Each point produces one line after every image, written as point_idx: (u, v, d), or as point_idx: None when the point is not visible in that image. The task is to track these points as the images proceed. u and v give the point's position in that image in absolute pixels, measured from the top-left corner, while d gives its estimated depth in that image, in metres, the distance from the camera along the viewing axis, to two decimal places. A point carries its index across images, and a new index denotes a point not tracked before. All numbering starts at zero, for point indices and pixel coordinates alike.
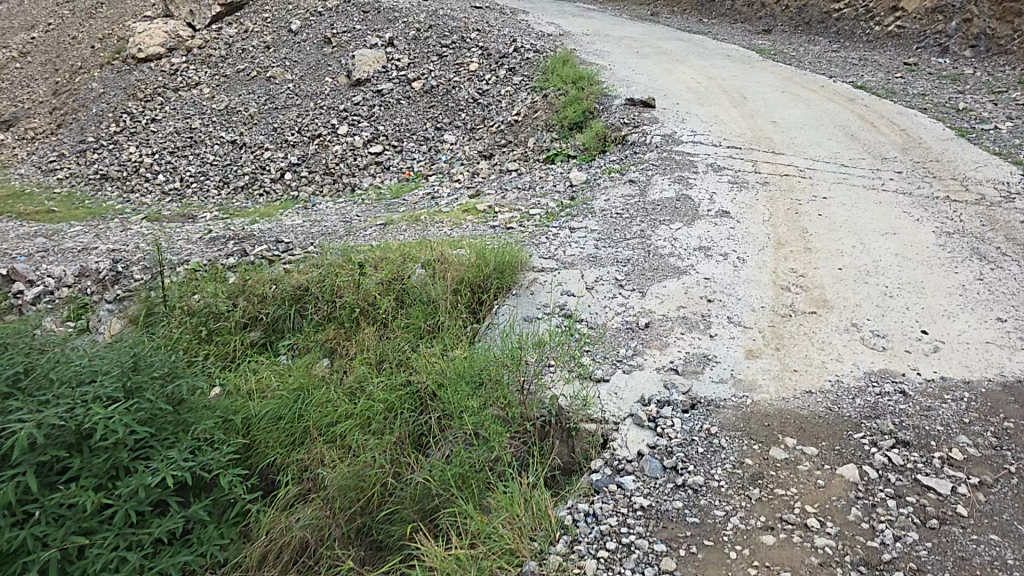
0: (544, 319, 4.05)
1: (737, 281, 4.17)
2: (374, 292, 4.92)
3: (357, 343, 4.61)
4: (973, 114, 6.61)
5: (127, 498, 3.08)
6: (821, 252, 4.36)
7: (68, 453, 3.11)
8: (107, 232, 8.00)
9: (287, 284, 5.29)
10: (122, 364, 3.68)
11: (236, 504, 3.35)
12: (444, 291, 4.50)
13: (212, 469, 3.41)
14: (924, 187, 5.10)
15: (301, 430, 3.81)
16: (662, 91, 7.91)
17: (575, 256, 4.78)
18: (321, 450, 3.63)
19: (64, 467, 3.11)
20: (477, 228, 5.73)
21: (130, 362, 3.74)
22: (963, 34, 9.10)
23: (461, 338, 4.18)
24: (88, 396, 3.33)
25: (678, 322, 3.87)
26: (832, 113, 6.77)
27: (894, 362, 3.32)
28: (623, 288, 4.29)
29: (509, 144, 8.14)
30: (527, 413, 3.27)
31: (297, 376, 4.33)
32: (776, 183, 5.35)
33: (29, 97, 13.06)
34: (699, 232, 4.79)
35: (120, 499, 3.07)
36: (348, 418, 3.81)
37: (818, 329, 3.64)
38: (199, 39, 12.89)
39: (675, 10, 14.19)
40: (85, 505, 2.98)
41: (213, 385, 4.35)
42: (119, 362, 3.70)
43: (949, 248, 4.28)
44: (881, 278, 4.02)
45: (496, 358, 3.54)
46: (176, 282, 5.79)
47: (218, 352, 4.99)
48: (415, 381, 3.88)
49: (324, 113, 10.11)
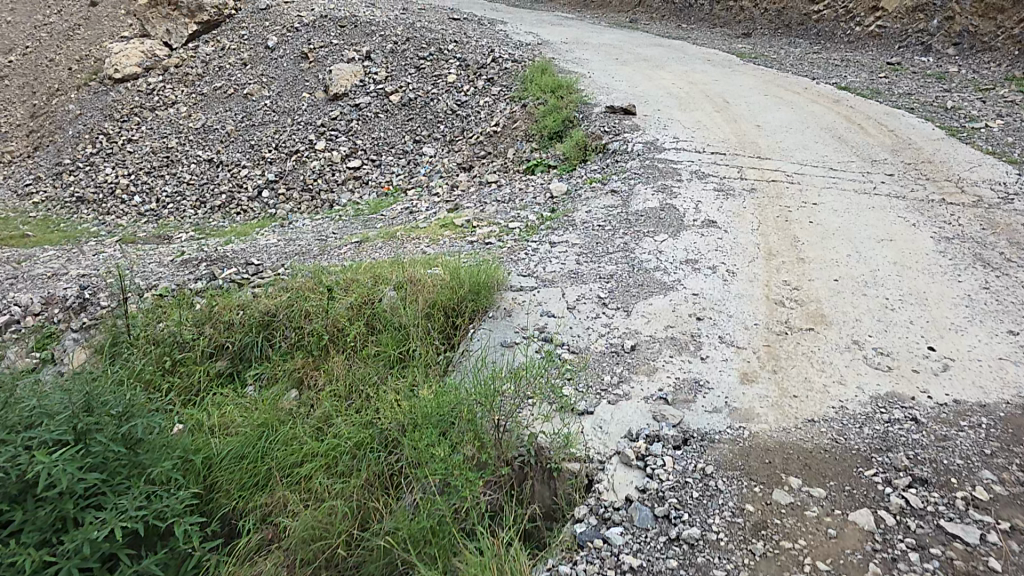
0: (522, 345, 3.73)
1: (727, 296, 3.89)
2: (342, 317, 4.57)
3: (324, 374, 4.25)
4: (962, 112, 6.45)
5: (72, 554, 2.65)
6: (815, 262, 4.10)
7: (9, 506, 2.72)
8: (79, 256, 7.62)
9: (253, 309, 4.94)
10: (72, 404, 3.24)
11: (193, 556, 2.91)
12: (416, 316, 4.17)
13: (167, 517, 2.98)
14: (918, 190, 4.89)
15: (263, 472, 3.44)
16: (643, 97, 7.73)
17: (555, 272, 4.48)
18: (283, 496, 3.25)
19: (6, 521, 2.72)
20: (454, 244, 5.42)
21: (81, 401, 3.29)
22: (946, 31, 9.03)
23: (434, 368, 3.85)
24: (32, 442, 2.93)
25: (666, 343, 3.58)
26: (817, 115, 6.59)
27: (902, 385, 3.04)
28: (607, 306, 3.99)
29: (489, 155, 7.91)
30: (503, 452, 2.92)
31: (260, 410, 3.95)
32: (764, 190, 5.11)
33: (5, 120, 12.64)
34: (686, 243, 4.53)
35: (64, 556, 2.64)
36: (312, 459, 3.45)
37: (817, 347, 3.36)
38: (176, 58, 12.57)
39: (655, 16, 14.13)
40: (22, 565, 2.55)
41: (177, 423, 3.94)
42: (68, 402, 3.26)
43: (950, 254, 4.04)
44: (881, 288, 3.77)
45: (467, 390, 3.22)
46: (142, 308, 5.40)
47: (183, 386, 4.62)
48: (381, 415, 3.51)
49: (301, 129, 9.82)
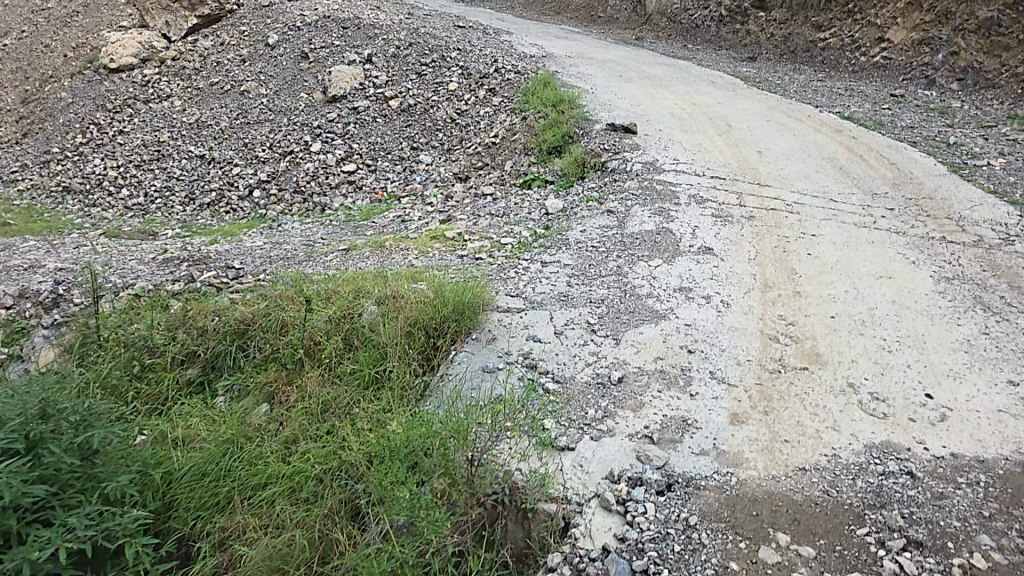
0: (505, 371, 3.56)
1: (720, 328, 3.76)
2: (322, 331, 4.37)
3: (297, 390, 4.04)
4: (965, 148, 6.42)
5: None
6: (811, 296, 3.98)
7: None
8: (59, 248, 7.38)
9: (230, 315, 4.73)
10: (26, 408, 2.91)
11: None
12: (397, 334, 3.98)
13: (117, 539, 2.73)
14: (918, 227, 4.80)
15: (224, 492, 3.19)
16: (644, 116, 7.65)
17: (545, 294, 4.33)
18: (242, 521, 3.00)
19: None
20: (444, 257, 5.26)
21: (37, 403, 2.96)
22: (950, 66, 9.06)
23: (412, 392, 3.67)
24: None
25: (655, 376, 3.43)
26: (818, 144, 6.53)
27: (897, 434, 2.91)
28: (596, 333, 3.84)
29: (486, 166, 7.79)
30: (477, 489, 2.71)
31: (226, 424, 3.72)
32: (761, 218, 5.01)
33: None
34: (680, 270, 4.40)
35: None
36: (274, 482, 3.21)
37: (810, 388, 3.22)
38: (174, 50, 12.36)
39: (659, 35, 14.17)
40: None
41: (144, 430, 3.64)
42: (22, 405, 2.93)
43: (949, 296, 3.94)
44: (878, 329, 3.65)
45: (443, 419, 3.03)
46: (115, 309, 5.16)
47: (149, 394, 4.36)
48: (353, 439, 3.31)
49: (297, 129, 9.65)
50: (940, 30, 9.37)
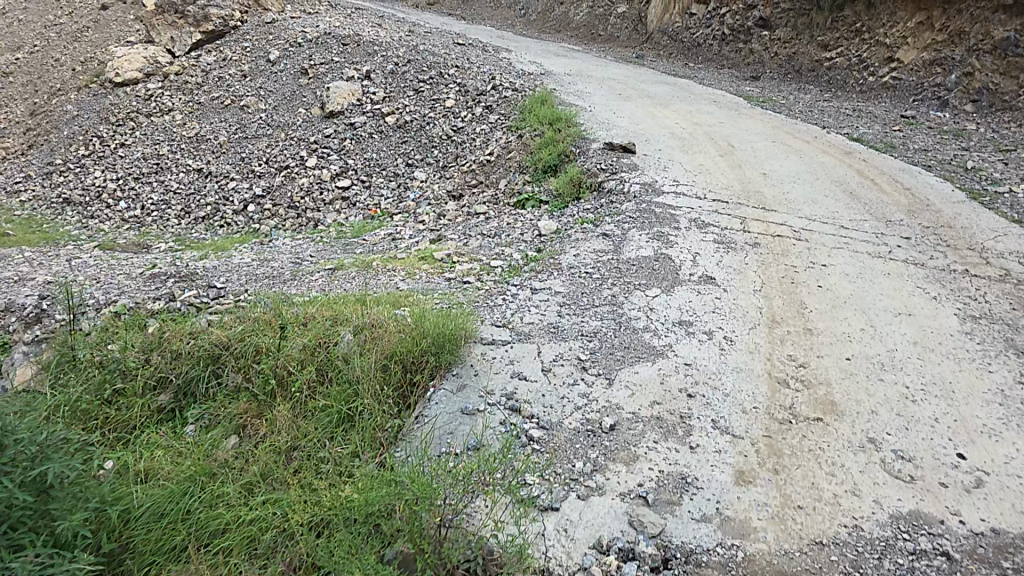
0: (485, 414, 3.22)
1: (723, 369, 3.42)
2: (293, 360, 3.83)
3: (266, 422, 3.54)
4: (984, 174, 6.12)
5: None
6: (824, 334, 3.64)
7: None
8: (52, 260, 7.14)
9: (205, 338, 4.18)
10: None
11: None
12: (370, 367, 3.55)
13: None
14: (937, 258, 4.47)
15: (178, 540, 2.67)
16: (643, 136, 7.42)
17: (533, 325, 4.00)
18: (194, 572, 2.50)
19: None
20: (430, 280, 4.95)
21: None
22: (964, 87, 8.81)
23: (382, 436, 3.25)
24: None
25: (651, 424, 3.08)
26: (827, 167, 6.24)
27: (928, 503, 2.58)
28: (586, 371, 3.50)
29: (481, 185, 7.57)
30: (444, 558, 2.33)
31: (190, 459, 3.23)
32: (768, 245, 4.70)
33: (5, 116, 12.33)
34: (680, 302, 4.07)
35: None
36: (229, 530, 2.73)
37: (825, 444, 2.89)
38: (178, 65, 12.21)
39: (661, 54, 14.10)
40: None
41: (105, 460, 3.22)
42: None
43: (977, 337, 3.60)
44: (900, 373, 3.31)
45: (414, 472, 2.64)
46: (91, 329, 4.75)
47: (118, 421, 3.86)
48: (316, 488, 2.89)
49: (294, 144, 9.49)
50: (953, 50, 9.12)
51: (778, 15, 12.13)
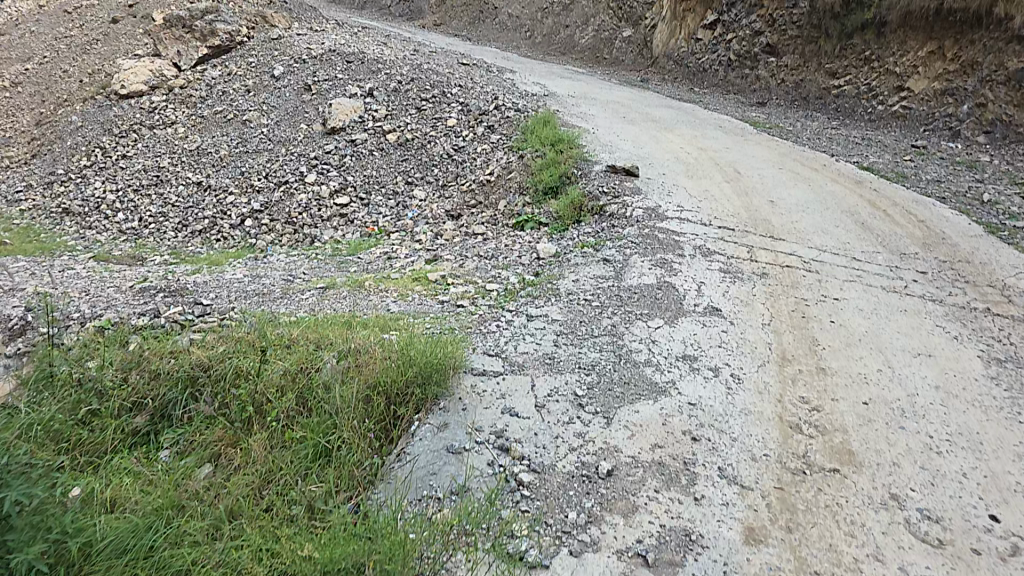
0: (472, 454, 2.97)
1: (730, 410, 3.18)
2: (272, 387, 3.53)
3: (240, 451, 3.20)
4: (1000, 207, 5.97)
5: None
6: (838, 375, 3.42)
7: None
8: (44, 271, 6.98)
9: (186, 358, 3.84)
10: None
11: None
12: (351, 397, 3.30)
13: None
14: (956, 294, 4.27)
15: None
16: (646, 159, 7.30)
17: (527, 355, 3.78)
18: None
19: None
20: (423, 303, 4.75)
21: None
22: (976, 119, 8.79)
23: (359, 475, 2.99)
24: None
25: (651, 470, 2.83)
26: (836, 196, 6.08)
27: (960, 573, 2.33)
28: (583, 409, 3.26)
29: (480, 205, 7.45)
30: None
31: (160, 488, 2.89)
32: (776, 276, 4.50)
33: (11, 126, 12.39)
34: (684, 334, 3.86)
35: None
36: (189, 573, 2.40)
37: (842, 499, 2.65)
38: (182, 79, 12.28)
39: (666, 79, 14.17)
40: None
41: (70, 486, 2.83)
42: None
43: (1004, 383, 3.38)
44: (922, 421, 3.09)
45: (391, 526, 2.38)
46: (73, 343, 4.35)
47: (89, 444, 3.43)
48: (287, 532, 2.59)
49: (294, 159, 9.42)
50: (966, 80, 9.09)
51: (784, 42, 12.15)
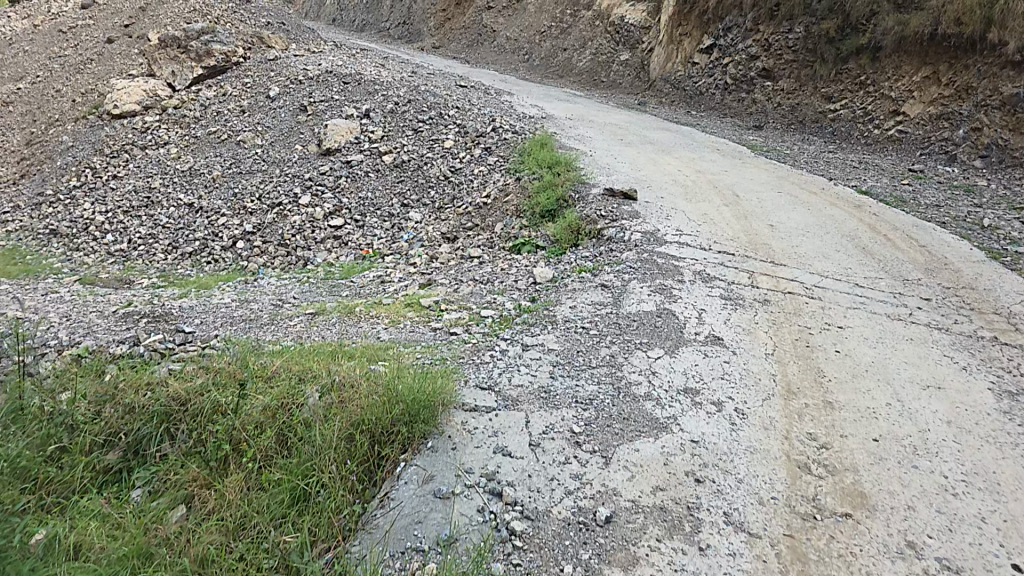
0: (461, 499, 2.80)
1: (735, 448, 3.03)
2: (251, 424, 3.34)
3: (215, 493, 3.00)
4: (1002, 232, 5.91)
5: None
6: (846, 409, 3.28)
7: None
8: (25, 295, 6.81)
9: (164, 390, 3.66)
10: None
11: None
12: (336, 435, 3.14)
13: None
14: (962, 322, 4.17)
15: None
16: (642, 182, 7.28)
17: (522, 388, 3.63)
18: None
19: None
20: (414, 330, 4.62)
21: None
22: (972, 143, 8.78)
23: (339, 524, 2.79)
24: None
25: (653, 516, 2.66)
26: (834, 220, 6.04)
27: None
28: (580, 447, 3.10)
29: (476, 227, 7.36)
30: None
31: (126, 535, 2.68)
32: (778, 303, 4.40)
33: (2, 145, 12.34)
34: (685, 365, 3.72)
35: None
36: None
37: (856, 546, 2.49)
38: (177, 99, 12.27)
39: (663, 101, 14.34)
40: None
41: (31, 532, 2.63)
42: None
43: (1018, 418, 3.24)
44: (937, 459, 2.95)
45: None
46: (46, 372, 4.15)
47: (53, 484, 3.17)
48: None
49: (289, 181, 9.34)
50: (961, 105, 9.16)
51: (781, 66, 12.36)
